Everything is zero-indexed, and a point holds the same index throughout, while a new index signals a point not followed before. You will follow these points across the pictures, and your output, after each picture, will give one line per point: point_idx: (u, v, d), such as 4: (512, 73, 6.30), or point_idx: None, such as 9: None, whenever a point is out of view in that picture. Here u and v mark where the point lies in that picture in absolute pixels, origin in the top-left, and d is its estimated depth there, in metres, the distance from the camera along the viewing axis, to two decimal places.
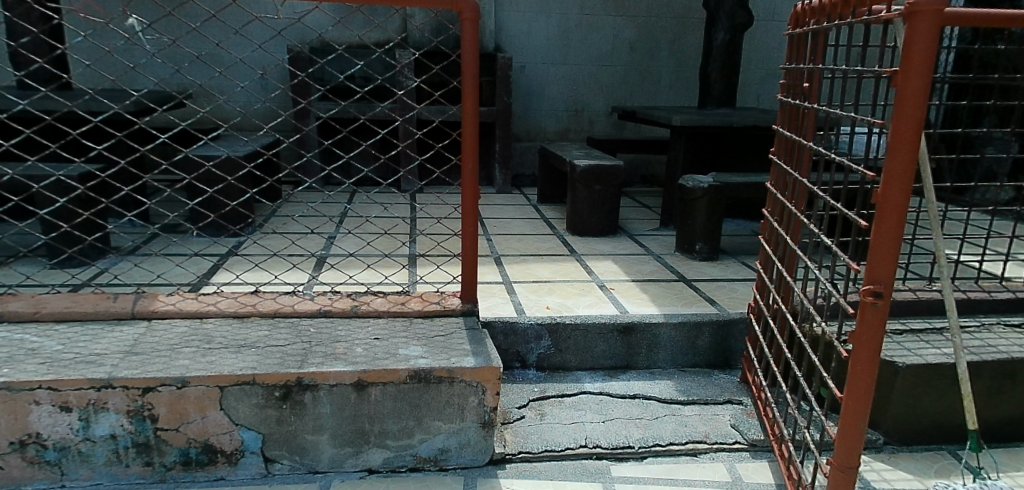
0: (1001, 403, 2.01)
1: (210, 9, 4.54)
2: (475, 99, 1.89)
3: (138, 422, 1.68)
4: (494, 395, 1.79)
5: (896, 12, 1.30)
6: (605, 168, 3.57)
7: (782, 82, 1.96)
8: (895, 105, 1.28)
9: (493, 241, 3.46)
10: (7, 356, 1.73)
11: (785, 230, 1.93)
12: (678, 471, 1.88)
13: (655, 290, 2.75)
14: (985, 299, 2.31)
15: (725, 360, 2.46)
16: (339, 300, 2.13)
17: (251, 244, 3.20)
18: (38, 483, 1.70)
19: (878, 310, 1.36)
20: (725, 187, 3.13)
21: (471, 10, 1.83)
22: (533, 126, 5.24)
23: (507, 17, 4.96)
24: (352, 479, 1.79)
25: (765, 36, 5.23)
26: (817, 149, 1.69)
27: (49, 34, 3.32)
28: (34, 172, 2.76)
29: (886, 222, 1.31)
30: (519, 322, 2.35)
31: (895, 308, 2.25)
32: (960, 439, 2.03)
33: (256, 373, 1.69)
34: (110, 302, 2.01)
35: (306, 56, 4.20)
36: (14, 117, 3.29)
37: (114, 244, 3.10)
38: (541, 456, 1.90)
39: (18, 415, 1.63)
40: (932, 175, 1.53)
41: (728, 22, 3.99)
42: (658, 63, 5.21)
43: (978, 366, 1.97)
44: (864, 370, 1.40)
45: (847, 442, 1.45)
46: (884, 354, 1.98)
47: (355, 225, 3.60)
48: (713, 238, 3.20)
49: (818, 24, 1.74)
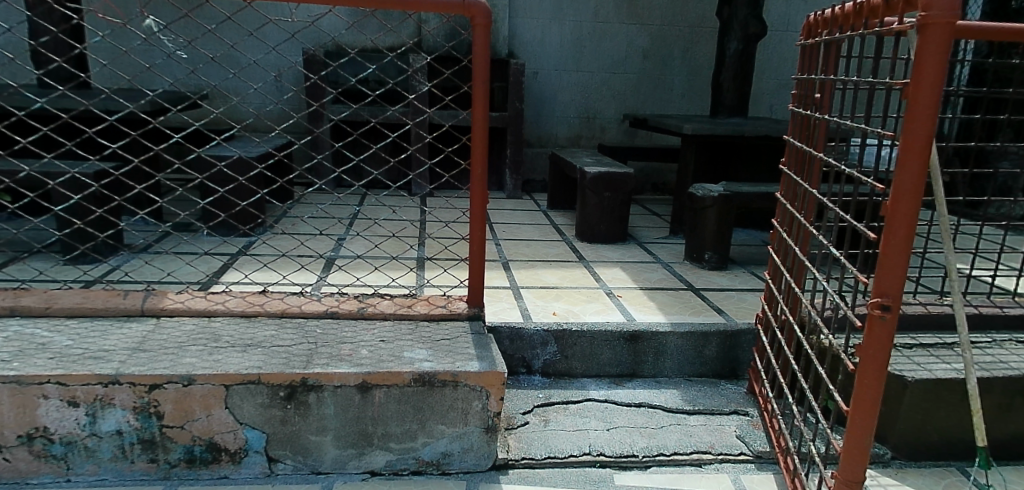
0: (1012, 421, 1.99)
1: (227, 11, 4.63)
2: (485, 104, 1.88)
3: (144, 418, 1.69)
4: (498, 400, 1.78)
5: (909, 23, 1.28)
6: (616, 175, 3.56)
7: (793, 92, 1.95)
8: (906, 117, 1.26)
9: (500, 246, 3.47)
10: (18, 349, 1.75)
11: (795, 241, 1.91)
12: (684, 481, 1.86)
13: (663, 298, 2.74)
14: (998, 315, 2.28)
15: (731, 371, 2.44)
16: (346, 302, 2.15)
17: (261, 244, 3.23)
18: (44, 476, 1.71)
19: (886, 323, 1.34)
20: (736, 195, 3.12)
21: (483, 16, 1.84)
22: (545, 132, 5.25)
23: (521, 23, 4.98)
24: (354, 480, 1.80)
25: (779, 46, 5.22)
26: (829, 159, 1.66)
27: (69, 33, 3.40)
28: (51, 169, 2.82)
29: (895, 235, 1.30)
30: (524, 328, 2.35)
31: (906, 322, 2.23)
32: (970, 456, 2.01)
33: (261, 373, 1.69)
34: (120, 299, 2.03)
35: (320, 59, 4.27)
36: (33, 115, 3.38)
37: (126, 242, 3.13)
38: (544, 462, 1.90)
39: (27, 409, 1.64)
40: (944, 189, 1.48)
41: (742, 31, 3.98)
42: (672, 71, 5.21)
43: (988, 382, 1.94)
44: (870, 383, 1.39)
45: (853, 457, 1.44)
46: (893, 368, 1.97)
47: (364, 227, 3.63)
48: (722, 247, 3.18)
49: (830, 34, 1.73)
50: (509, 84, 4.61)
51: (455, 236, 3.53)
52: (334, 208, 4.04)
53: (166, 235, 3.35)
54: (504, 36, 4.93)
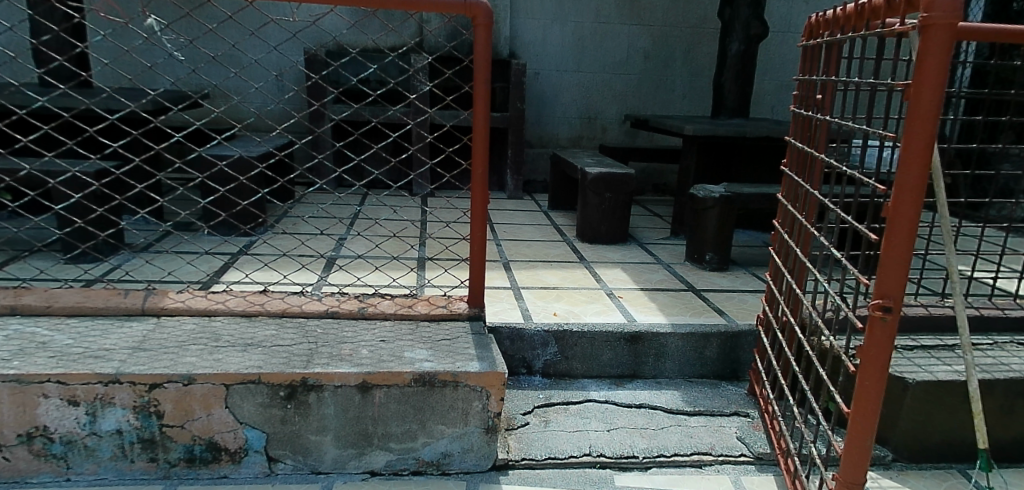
0: (1013, 424, 1.98)
1: (228, 10, 4.64)
2: (486, 106, 1.89)
3: (144, 418, 1.69)
4: (498, 401, 1.78)
5: (910, 24, 1.27)
6: (617, 175, 3.56)
7: (795, 94, 1.95)
8: (907, 119, 1.26)
9: (501, 246, 3.47)
10: (19, 348, 1.75)
11: (796, 242, 1.90)
12: (684, 482, 1.86)
13: (664, 299, 2.74)
14: (999, 317, 2.28)
15: (731, 372, 2.44)
16: (347, 302, 2.15)
17: (262, 243, 3.23)
18: (44, 476, 1.71)
19: (887, 325, 1.34)
20: (737, 197, 3.11)
21: (484, 16, 1.84)
22: (546, 133, 5.25)
23: (523, 24, 4.98)
24: (354, 480, 1.80)
25: (780, 47, 5.22)
26: (830, 161, 1.65)
27: (71, 32, 3.40)
28: (52, 168, 2.82)
29: (897, 237, 1.29)
30: (525, 329, 2.35)
31: (906, 324, 2.23)
32: (970, 459, 2.00)
33: (261, 373, 1.69)
34: (120, 298, 2.03)
35: (322, 59, 4.27)
36: (34, 113, 3.38)
37: (127, 241, 3.14)
38: (545, 463, 1.90)
39: (27, 408, 1.64)
40: (946, 190, 1.48)
41: (743, 32, 3.97)
42: (673, 72, 5.20)
43: (989, 384, 1.94)
44: (871, 384, 1.39)
45: (854, 458, 1.43)
46: (894, 369, 1.97)
47: (365, 227, 3.63)
48: (723, 248, 3.17)
49: (832, 35, 1.73)
50: (511, 84, 4.61)
51: (456, 236, 3.53)
52: (334, 208, 4.04)
53: (167, 234, 3.34)
54: (505, 36, 4.93)
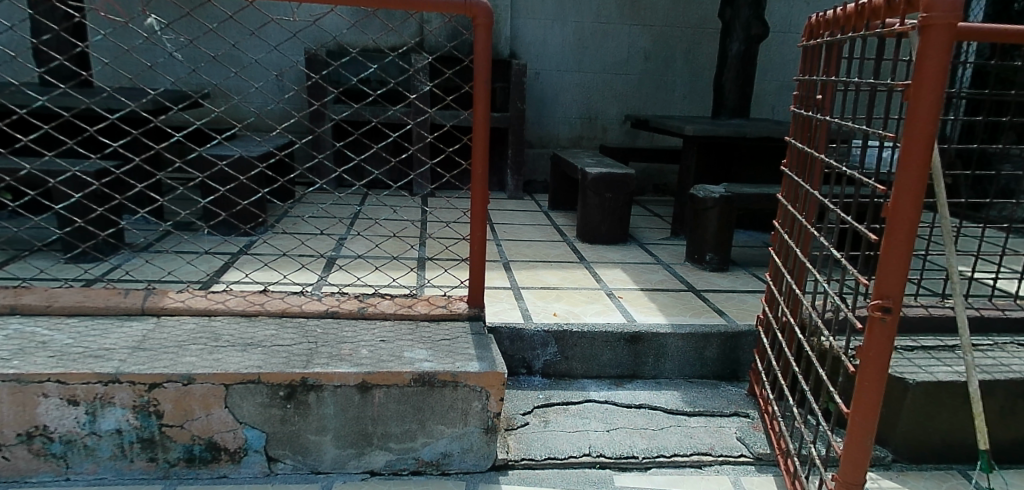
0: (1013, 424, 1.98)
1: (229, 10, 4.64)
2: (486, 106, 1.89)
3: (143, 417, 1.69)
4: (498, 401, 1.78)
5: (910, 25, 1.27)
6: (617, 175, 3.56)
7: (795, 94, 1.95)
8: (906, 120, 1.26)
9: (501, 246, 3.47)
10: (19, 347, 1.75)
11: (796, 243, 1.90)
12: (684, 482, 1.86)
13: (664, 299, 2.74)
14: (999, 317, 2.28)
15: (731, 372, 2.44)
16: (347, 301, 2.15)
17: (262, 243, 3.23)
18: (44, 475, 1.71)
19: (886, 325, 1.34)
20: (737, 197, 3.11)
21: (484, 16, 1.84)
22: (546, 133, 5.25)
23: (523, 24, 4.98)
24: (354, 480, 1.80)
25: (781, 47, 5.21)
26: (830, 162, 1.65)
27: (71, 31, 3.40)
28: (52, 167, 2.83)
29: (897, 237, 1.29)
30: (525, 329, 2.35)
31: (907, 324, 2.23)
32: (970, 459, 2.00)
33: (261, 373, 1.69)
34: (120, 297, 2.03)
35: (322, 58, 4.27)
36: (34, 113, 3.38)
37: (127, 241, 3.14)
38: (544, 463, 1.90)
39: (27, 407, 1.64)
40: (946, 190, 1.48)
41: (744, 32, 3.97)
42: (673, 72, 5.20)
43: (989, 385, 1.94)
44: (871, 384, 1.38)
45: (854, 459, 1.43)
46: (894, 370, 1.96)
47: (365, 226, 3.63)
48: (723, 248, 3.17)
49: (832, 35, 1.73)
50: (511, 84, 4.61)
51: (456, 236, 3.53)
52: (334, 208, 4.04)
53: (167, 234, 3.35)
54: (505, 36, 4.93)
